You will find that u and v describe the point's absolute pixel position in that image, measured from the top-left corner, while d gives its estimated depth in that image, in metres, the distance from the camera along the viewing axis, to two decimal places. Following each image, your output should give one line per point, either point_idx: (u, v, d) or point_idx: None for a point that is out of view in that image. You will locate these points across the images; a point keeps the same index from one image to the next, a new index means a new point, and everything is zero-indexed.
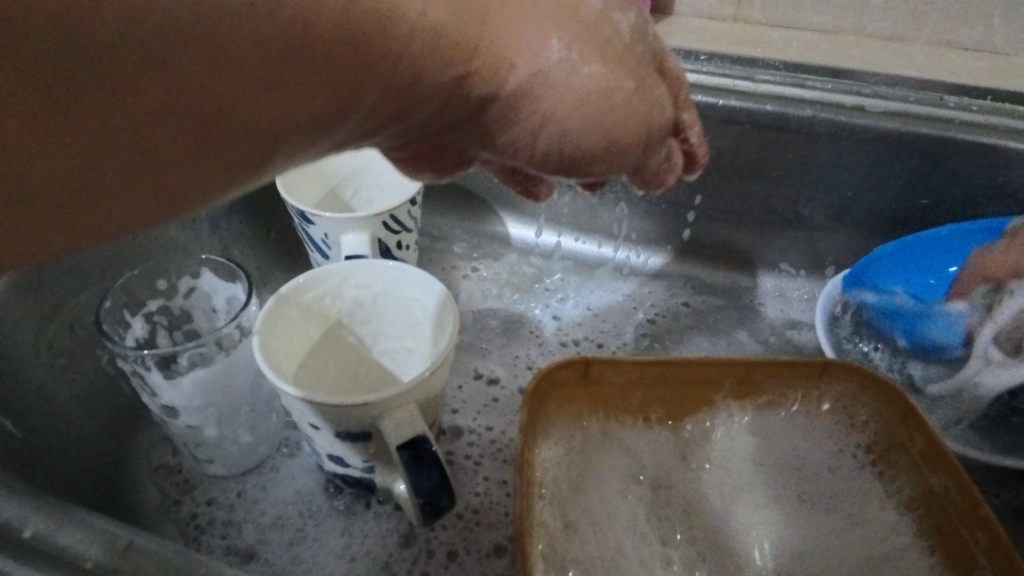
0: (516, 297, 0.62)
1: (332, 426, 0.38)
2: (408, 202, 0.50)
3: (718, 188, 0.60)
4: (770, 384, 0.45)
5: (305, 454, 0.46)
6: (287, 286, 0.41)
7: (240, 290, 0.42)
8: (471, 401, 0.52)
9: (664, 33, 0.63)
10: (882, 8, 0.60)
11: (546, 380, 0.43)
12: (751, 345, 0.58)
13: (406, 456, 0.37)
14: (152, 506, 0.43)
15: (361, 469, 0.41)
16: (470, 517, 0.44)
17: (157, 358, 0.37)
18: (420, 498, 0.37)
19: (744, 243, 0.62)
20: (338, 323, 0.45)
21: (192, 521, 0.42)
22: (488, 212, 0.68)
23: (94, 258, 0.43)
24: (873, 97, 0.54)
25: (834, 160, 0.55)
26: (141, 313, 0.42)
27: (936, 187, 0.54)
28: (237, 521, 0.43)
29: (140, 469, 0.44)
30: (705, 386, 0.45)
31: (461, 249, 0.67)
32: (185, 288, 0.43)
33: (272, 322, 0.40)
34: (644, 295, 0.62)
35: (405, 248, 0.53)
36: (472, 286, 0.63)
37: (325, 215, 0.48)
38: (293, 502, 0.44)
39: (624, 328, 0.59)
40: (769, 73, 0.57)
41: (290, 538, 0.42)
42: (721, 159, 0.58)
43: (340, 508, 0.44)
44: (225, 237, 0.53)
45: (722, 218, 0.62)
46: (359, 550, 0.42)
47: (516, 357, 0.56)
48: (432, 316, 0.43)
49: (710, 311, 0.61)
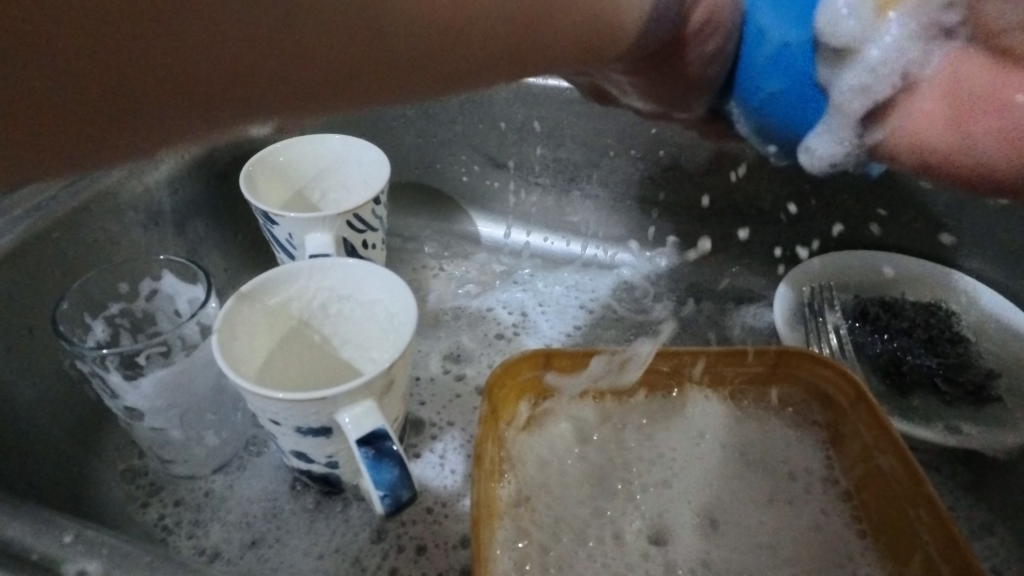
0: (483, 294, 0.62)
1: (292, 423, 0.39)
2: (372, 201, 0.51)
3: (679, 183, 0.62)
4: (728, 372, 0.46)
5: (271, 453, 0.47)
6: (249, 284, 0.42)
7: (199, 291, 0.42)
8: (436, 399, 0.52)
9: None
10: None
11: (505, 374, 0.44)
12: (716, 337, 0.59)
13: (364, 450, 0.37)
14: (118, 508, 0.43)
15: (324, 466, 0.42)
16: (437, 511, 0.45)
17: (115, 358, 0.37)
18: (380, 490, 0.37)
19: (706, 237, 0.64)
20: (301, 325, 0.45)
21: (159, 522, 0.42)
22: (456, 211, 0.69)
23: (54, 260, 0.43)
24: None
25: None
26: (102, 315, 0.42)
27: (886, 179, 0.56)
28: (204, 520, 0.43)
29: (104, 472, 0.44)
30: (665, 375, 0.46)
31: (433, 249, 0.67)
32: (146, 290, 0.43)
33: (235, 320, 0.41)
34: (610, 289, 0.63)
35: (371, 247, 0.54)
36: (441, 285, 0.63)
37: (288, 215, 0.49)
38: (260, 500, 0.44)
39: (590, 322, 0.60)
40: None
41: (262, 536, 0.43)
42: (681, 155, 0.61)
43: (309, 506, 0.44)
44: (191, 239, 0.53)
45: (684, 213, 0.63)
46: (327, 546, 0.42)
47: (484, 353, 0.57)
48: (393, 314, 0.43)
49: (675, 304, 0.62)
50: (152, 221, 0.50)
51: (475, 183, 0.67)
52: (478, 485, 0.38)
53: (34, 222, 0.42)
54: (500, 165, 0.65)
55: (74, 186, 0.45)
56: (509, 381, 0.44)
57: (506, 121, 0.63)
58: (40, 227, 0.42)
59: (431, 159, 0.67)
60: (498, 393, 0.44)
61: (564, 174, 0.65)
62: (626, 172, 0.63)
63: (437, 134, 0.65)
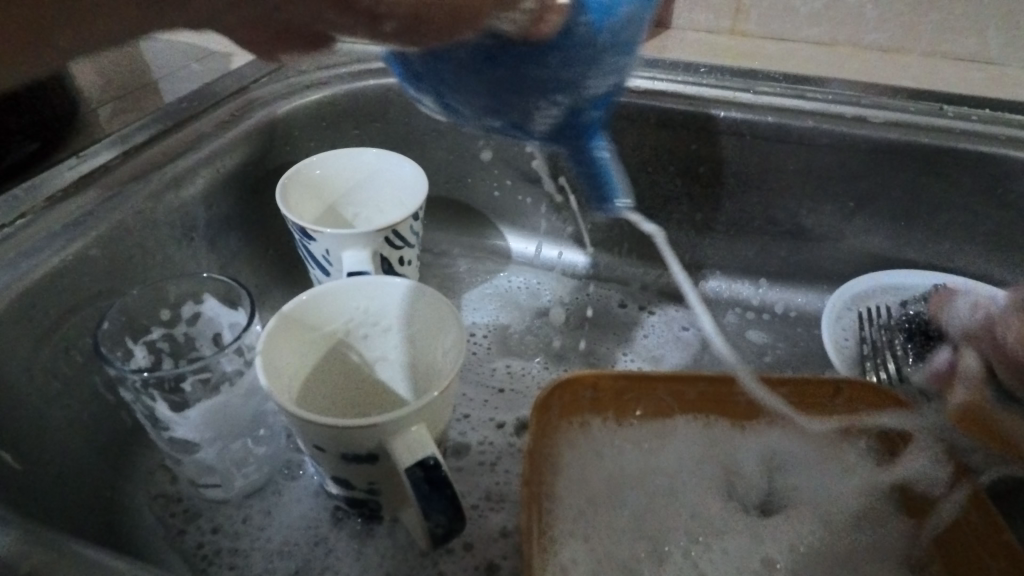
0: (517, 312, 0.61)
1: (337, 449, 0.37)
2: (410, 217, 0.50)
3: (721, 199, 0.61)
4: (776, 399, 0.45)
5: (308, 477, 0.45)
6: (290, 303, 0.41)
7: (242, 316, 0.41)
8: (475, 420, 0.51)
9: (663, 46, 0.64)
10: (878, 21, 0.62)
11: (551, 392, 0.43)
12: (760, 361, 0.58)
13: (414, 480, 0.36)
14: (154, 537, 0.41)
15: (365, 492, 0.40)
16: (482, 537, 0.43)
17: (156, 381, 0.36)
18: (430, 519, 0.36)
19: (747, 257, 0.63)
20: (340, 351, 0.44)
21: (198, 552, 0.41)
22: (488, 227, 0.68)
23: (90, 278, 0.41)
24: (872, 108, 0.56)
25: (835, 170, 0.56)
26: (143, 340, 0.41)
27: (936, 198, 0.55)
28: (244, 550, 0.41)
29: (138, 498, 0.43)
30: (712, 399, 0.45)
31: (464, 267, 0.66)
32: (189, 314, 0.42)
33: (276, 342, 0.40)
34: (644, 306, 0.63)
35: (406, 263, 0.52)
36: (473, 303, 0.62)
37: (326, 231, 0.47)
38: (299, 527, 0.43)
39: (630, 340, 0.59)
40: (768, 84, 0.58)
41: (309, 563, 0.41)
42: (720, 169, 0.59)
43: (352, 531, 0.43)
44: (224, 254, 0.52)
45: (724, 230, 0.62)
46: (375, 573, 0.41)
47: (521, 371, 0.56)
48: (437, 338, 0.42)
49: (714, 323, 0.62)
50: (187, 235, 0.48)
51: (508, 198, 0.66)
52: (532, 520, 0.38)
53: (72, 239, 0.41)
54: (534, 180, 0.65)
55: (112, 201, 0.44)
56: (554, 408, 0.44)
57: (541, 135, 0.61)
58: (77, 245, 0.41)
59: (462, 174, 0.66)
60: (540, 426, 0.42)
61: None
62: (664, 189, 0.62)
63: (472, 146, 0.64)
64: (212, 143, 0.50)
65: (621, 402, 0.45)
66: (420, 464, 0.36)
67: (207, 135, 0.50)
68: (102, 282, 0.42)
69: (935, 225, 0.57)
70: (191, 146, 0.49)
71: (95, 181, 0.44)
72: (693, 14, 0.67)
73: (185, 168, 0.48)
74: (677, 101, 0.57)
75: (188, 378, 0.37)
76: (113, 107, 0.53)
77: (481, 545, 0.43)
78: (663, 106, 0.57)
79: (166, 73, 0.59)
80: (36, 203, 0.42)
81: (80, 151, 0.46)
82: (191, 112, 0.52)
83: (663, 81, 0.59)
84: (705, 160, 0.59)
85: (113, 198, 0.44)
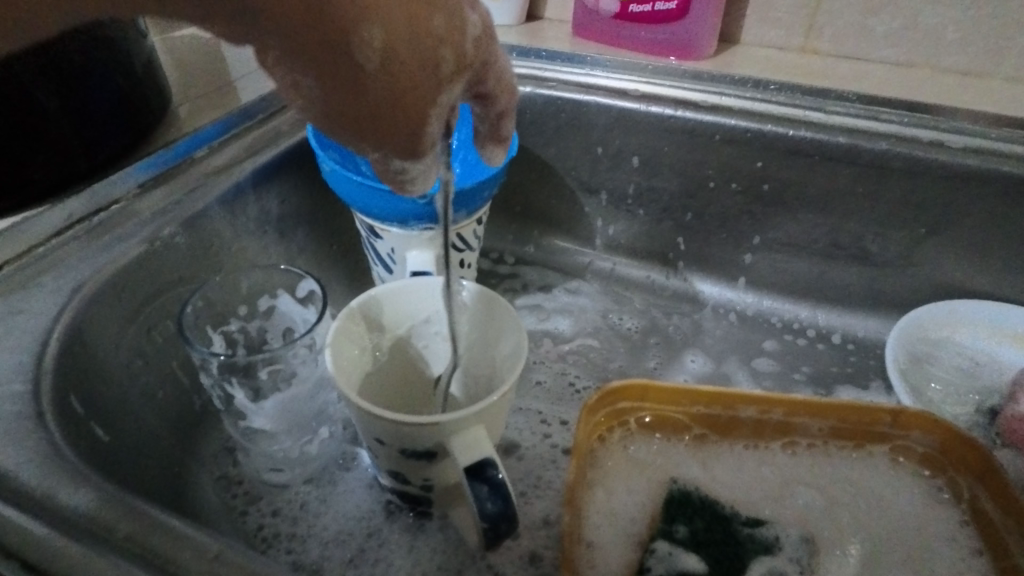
0: (572, 326, 0.62)
1: (397, 444, 0.38)
2: (474, 222, 0.50)
3: (783, 218, 0.60)
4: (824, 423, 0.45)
5: (361, 470, 0.47)
6: (357, 298, 0.43)
7: (312, 314, 0.43)
8: (527, 425, 0.52)
9: (732, 61, 0.64)
10: (959, 44, 0.60)
11: (599, 399, 0.44)
12: (812, 386, 0.57)
13: (471, 481, 0.36)
14: (217, 514, 0.43)
15: (419, 488, 0.41)
16: (529, 530, 0.45)
17: (231, 367, 0.39)
18: (483, 522, 0.36)
19: (807, 278, 0.62)
20: (422, 331, 0.46)
21: (259, 533, 0.43)
22: (545, 235, 0.69)
23: (173, 263, 0.44)
24: (951, 132, 0.54)
25: (907, 196, 0.55)
26: (221, 329, 0.43)
27: (1017, 231, 0.53)
28: (301, 535, 0.43)
29: (203, 478, 0.44)
30: (764, 419, 0.46)
31: (527, 277, 0.67)
32: (264, 307, 0.44)
33: (347, 332, 0.42)
34: (696, 323, 0.63)
35: (466, 267, 0.53)
36: (526, 312, 0.64)
37: (392, 231, 0.48)
38: (354, 518, 0.44)
39: (681, 355, 0.60)
40: (840, 104, 0.57)
41: (363, 553, 0.42)
42: (785, 190, 0.58)
43: (404, 525, 0.44)
44: (293, 247, 0.54)
45: (784, 250, 0.62)
46: (427, 567, 0.42)
47: (571, 378, 0.57)
48: (497, 342, 0.44)
49: (765, 343, 0.61)
50: (262, 226, 0.50)
51: (566, 207, 0.67)
52: (569, 525, 0.39)
53: (161, 226, 0.43)
54: (592, 191, 0.65)
55: (197, 191, 0.46)
56: (597, 413, 0.45)
57: (603, 146, 0.62)
58: (165, 231, 0.43)
59: (522, 181, 0.67)
60: (584, 430, 0.44)
61: (658, 204, 0.64)
62: (724, 206, 0.61)
63: (535, 153, 0.65)
64: (288, 141, 0.52)
65: (662, 411, 0.46)
66: (472, 466, 0.36)
67: (284, 133, 0.53)
68: (186, 267, 0.45)
69: (1013, 257, 0.55)
70: (270, 142, 0.52)
71: (185, 170, 0.47)
72: (764, 30, 0.66)
73: (264, 163, 0.50)
74: (744, 118, 0.57)
75: (259, 362, 0.39)
76: (197, 102, 0.56)
77: (528, 542, 0.44)
78: (730, 122, 0.57)
79: (246, 71, 0.62)
80: (129, 190, 0.45)
81: (171, 142, 0.48)
82: (270, 111, 0.54)
83: (731, 98, 0.59)
84: (769, 179, 0.58)
85: (197, 188, 0.46)
